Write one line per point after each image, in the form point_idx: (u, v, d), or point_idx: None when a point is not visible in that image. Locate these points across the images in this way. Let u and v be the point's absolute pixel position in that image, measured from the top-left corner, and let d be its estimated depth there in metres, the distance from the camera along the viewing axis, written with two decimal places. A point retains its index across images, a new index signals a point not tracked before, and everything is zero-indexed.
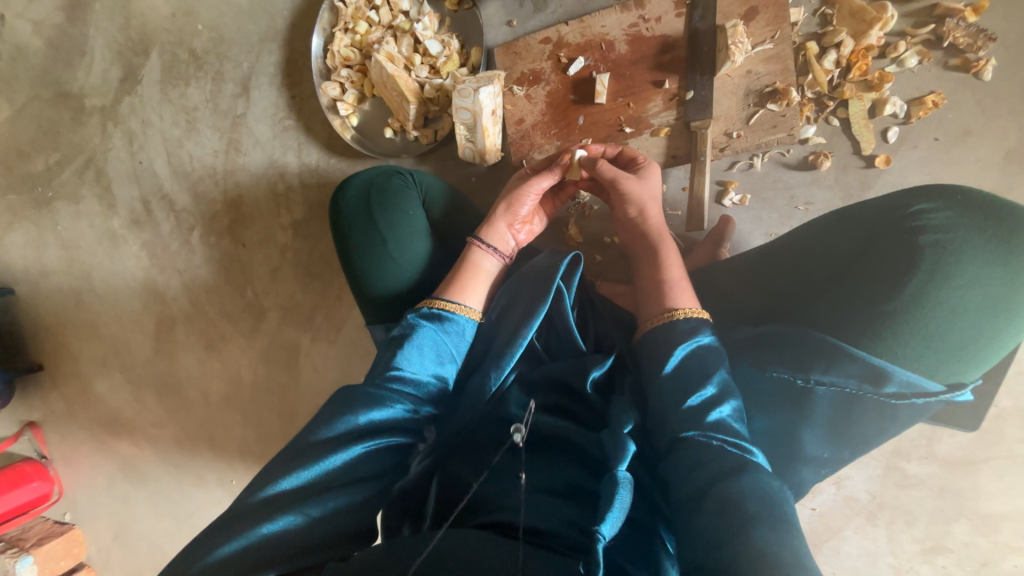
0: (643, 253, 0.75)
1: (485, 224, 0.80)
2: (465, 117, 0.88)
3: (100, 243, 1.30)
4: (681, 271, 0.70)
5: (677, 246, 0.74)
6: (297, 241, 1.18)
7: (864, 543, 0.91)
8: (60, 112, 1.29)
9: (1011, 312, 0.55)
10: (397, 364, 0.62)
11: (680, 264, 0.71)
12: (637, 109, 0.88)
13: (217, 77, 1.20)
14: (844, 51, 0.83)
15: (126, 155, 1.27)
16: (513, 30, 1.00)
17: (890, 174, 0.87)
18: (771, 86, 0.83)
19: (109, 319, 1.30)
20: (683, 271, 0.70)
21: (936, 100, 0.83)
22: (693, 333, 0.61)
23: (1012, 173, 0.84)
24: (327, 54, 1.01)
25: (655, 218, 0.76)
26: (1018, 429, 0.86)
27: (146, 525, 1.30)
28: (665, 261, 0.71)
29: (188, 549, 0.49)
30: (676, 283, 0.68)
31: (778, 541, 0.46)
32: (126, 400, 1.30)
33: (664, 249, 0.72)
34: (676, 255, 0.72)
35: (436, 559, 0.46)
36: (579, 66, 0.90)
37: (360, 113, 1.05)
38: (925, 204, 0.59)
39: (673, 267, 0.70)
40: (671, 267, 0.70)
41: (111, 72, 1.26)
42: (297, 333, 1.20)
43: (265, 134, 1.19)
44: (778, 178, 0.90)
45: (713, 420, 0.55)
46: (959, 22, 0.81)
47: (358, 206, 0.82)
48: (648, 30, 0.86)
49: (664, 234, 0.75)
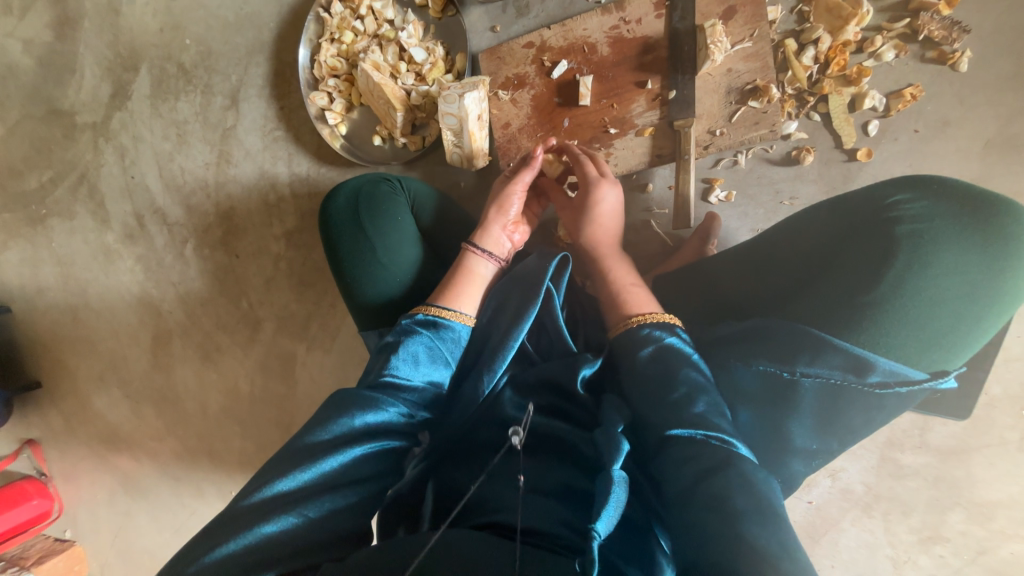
0: (595, 269, 0.78)
1: (480, 228, 0.81)
2: (452, 123, 0.89)
3: (94, 258, 1.30)
4: (635, 279, 0.74)
5: (626, 261, 0.77)
6: (290, 251, 1.19)
7: (862, 535, 0.92)
8: (51, 130, 1.30)
9: (991, 298, 0.56)
10: (391, 369, 0.63)
11: (632, 275, 0.75)
12: (621, 110, 0.89)
13: (206, 90, 1.21)
14: (822, 47, 0.84)
15: (118, 170, 1.28)
16: (496, 36, 1.01)
17: (873, 166, 0.88)
18: (752, 84, 0.84)
19: (105, 334, 1.31)
20: (637, 278, 0.74)
21: (914, 93, 0.84)
22: (651, 339, 0.63)
23: (992, 163, 0.85)
24: (314, 64, 1.02)
25: (603, 237, 0.80)
26: (1009, 416, 0.86)
27: (146, 540, 1.29)
28: (616, 275, 0.75)
29: (185, 550, 0.50)
30: (630, 291, 0.71)
31: (766, 534, 0.46)
32: (124, 414, 1.30)
33: (610, 266, 0.76)
34: (628, 268, 0.76)
35: (431, 562, 0.46)
36: (562, 69, 0.91)
37: (348, 121, 1.06)
38: (902, 194, 0.60)
39: (624, 276, 0.74)
40: (623, 277, 0.74)
41: (101, 88, 1.27)
42: (292, 342, 1.20)
43: (255, 146, 1.19)
44: (762, 174, 0.91)
45: (689, 416, 0.55)
46: (933, 16, 0.82)
47: (346, 213, 0.83)
48: (629, 32, 0.87)
49: (609, 252, 0.78)
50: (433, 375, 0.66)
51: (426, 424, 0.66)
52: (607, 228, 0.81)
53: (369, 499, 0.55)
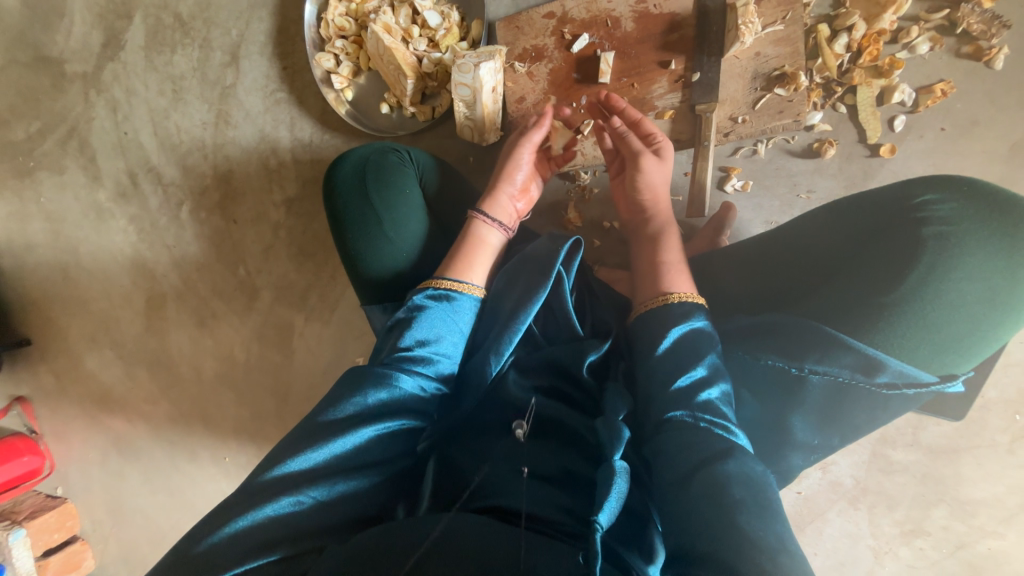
0: (644, 239, 0.75)
1: (486, 196, 0.80)
2: (464, 93, 0.85)
3: (86, 216, 1.26)
4: (680, 254, 0.71)
5: (679, 233, 0.74)
6: (291, 219, 1.16)
7: (846, 525, 0.94)
8: (38, 77, 1.24)
9: (1009, 305, 0.56)
10: (407, 345, 0.63)
11: (680, 248, 0.72)
12: (641, 90, 0.86)
13: (205, 44, 1.15)
14: (856, 35, 0.81)
15: (110, 126, 1.22)
16: (516, 3, 0.96)
17: (894, 163, 0.86)
18: (780, 70, 0.81)
19: (97, 294, 1.28)
20: (682, 254, 0.72)
21: (945, 89, 0.82)
22: (686, 316, 0.62)
23: (1016, 166, 0.83)
24: (321, 23, 0.97)
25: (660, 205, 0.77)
26: (1002, 420, 0.88)
27: (140, 500, 1.30)
28: (665, 245, 0.72)
29: (201, 522, 0.50)
30: (674, 266, 0.69)
31: (764, 527, 0.46)
32: (117, 376, 1.29)
33: (665, 236, 0.73)
34: (675, 240, 0.73)
35: (442, 536, 0.48)
36: (583, 43, 0.87)
37: (355, 87, 1.01)
38: (931, 194, 0.59)
39: (672, 251, 0.71)
40: (669, 250, 0.71)
41: (92, 36, 1.20)
42: (291, 313, 1.18)
43: (256, 107, 1.14)
44: (781, 165, 0.89)
45: (702, 400, 0.55)
46: (974, 8, 0.79)
47: (353, 181, 0.80)
48: (655, 8, 0.84)
49: (669, 222, 0.76)
50: (446, 351, 0.66)
51: (439, 399, 0.65)
52: (664, 198, 0.78)
53: (381, 484, 0.56)
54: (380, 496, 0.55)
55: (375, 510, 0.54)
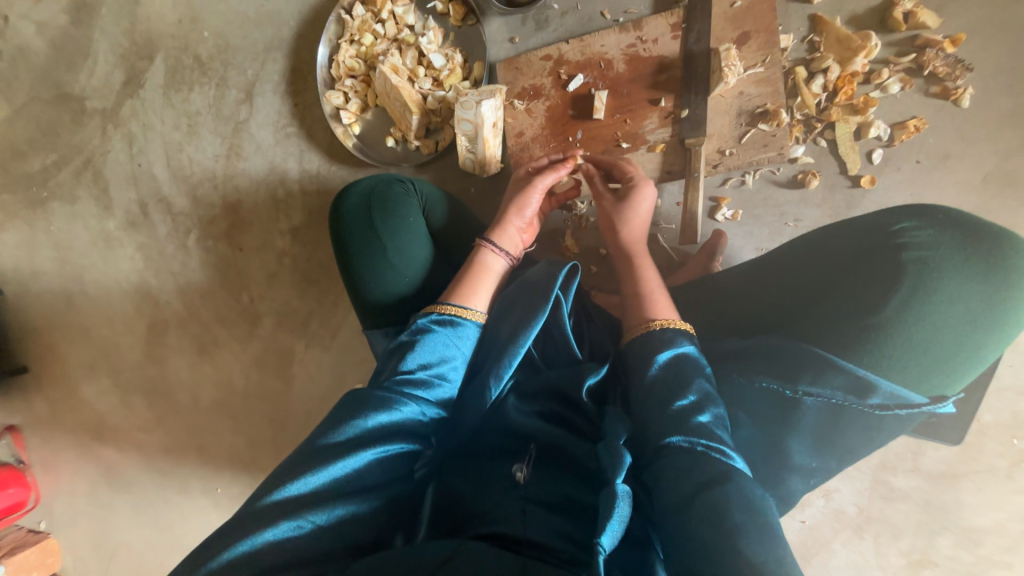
0: (626, 266, 0.78)
1: (496, 227, 0.83)
2: (467, 129, 0.90)
3: (94, 244, 1.29)
4: (658, 284, 0.74)
5: (653, 261, 0.78)
6: (295, 247, 1.19)
7: (852, 556, 0.92)
8: (59, 113, 1.30)
9: (991, 326, 0.58)
10: (408, 367, 0.64)
11: (657, 278, 0.75)
12: (634, 126, 0.91)
13: (220, 83, 1.22)
14: (831, 76, 0.87)
15: (125, 158, 1.27)
16: (515, 47, 1.03)
17: (875, 194, 0.90)
18: (762, 108, 0.87)
19: (99, 321, 1.29)
20: (660, 283, 0.74)
21: (918, 125, 0.87)
22: (671, 343, 0.63)
23: (990, 196, 0.87)
24: (332, 64, 1.04)
25: (636, 235, 0.80)
26: (1000, 445, 0.88)
27: (127, 534, 1.26)
28: (643, 275, 0.75)
29: (198, 549, 0.50)
30: (654, 294, 0.71)
31: (765, 552, 0.46)
32: (113, 404, 1.28)
33: (642, 263, 0.77)
34: (652, 269, 0.76)
35: (441, 564, 0.47)
36: (578, 83, 0.93)
37: (362, 122, 1.07)
38: (908, 222, 0.62)
39: (651, 279, 0.74)
40: (648, 279, 0.74)
41: (114, 75, 1.27)
42: (291, 339, 1.19)
43: (266, 141, 1.20)
44: (768, 195, 0.93)
45: (695, 424, 0.56)
46: (939, 52, 0.86)
47: (359, 213, 0.83)
48: (644, 51, 0.90)
49: (641, 251, 0.79)
50: (447, 373, 0.67)
51: (439, 423, 0.66)
52: (642, 225, 0.81)
53: (381, 509, 0.55)
54: (379, 522, 0.55)
55: (375, 535, 0.54)
